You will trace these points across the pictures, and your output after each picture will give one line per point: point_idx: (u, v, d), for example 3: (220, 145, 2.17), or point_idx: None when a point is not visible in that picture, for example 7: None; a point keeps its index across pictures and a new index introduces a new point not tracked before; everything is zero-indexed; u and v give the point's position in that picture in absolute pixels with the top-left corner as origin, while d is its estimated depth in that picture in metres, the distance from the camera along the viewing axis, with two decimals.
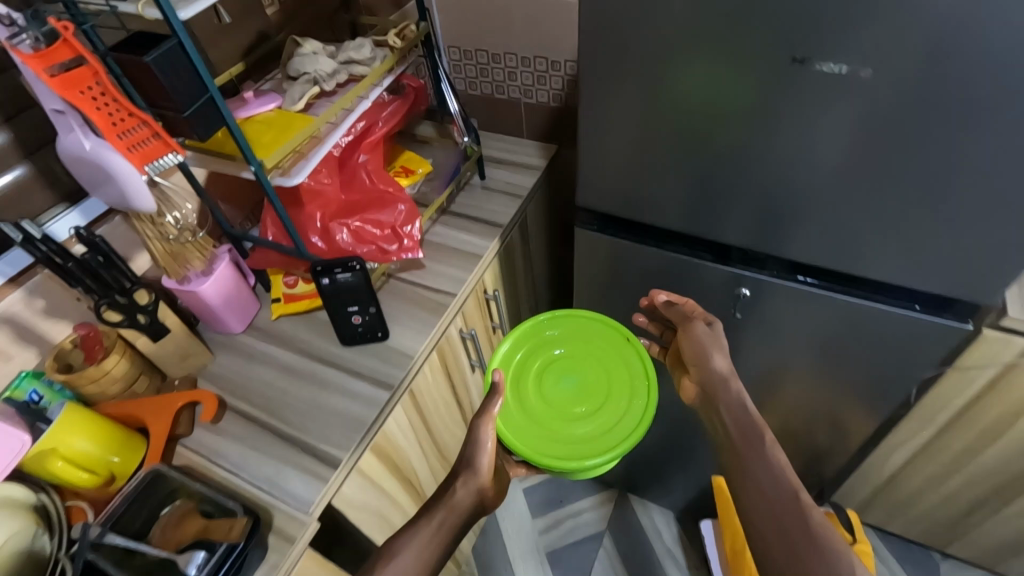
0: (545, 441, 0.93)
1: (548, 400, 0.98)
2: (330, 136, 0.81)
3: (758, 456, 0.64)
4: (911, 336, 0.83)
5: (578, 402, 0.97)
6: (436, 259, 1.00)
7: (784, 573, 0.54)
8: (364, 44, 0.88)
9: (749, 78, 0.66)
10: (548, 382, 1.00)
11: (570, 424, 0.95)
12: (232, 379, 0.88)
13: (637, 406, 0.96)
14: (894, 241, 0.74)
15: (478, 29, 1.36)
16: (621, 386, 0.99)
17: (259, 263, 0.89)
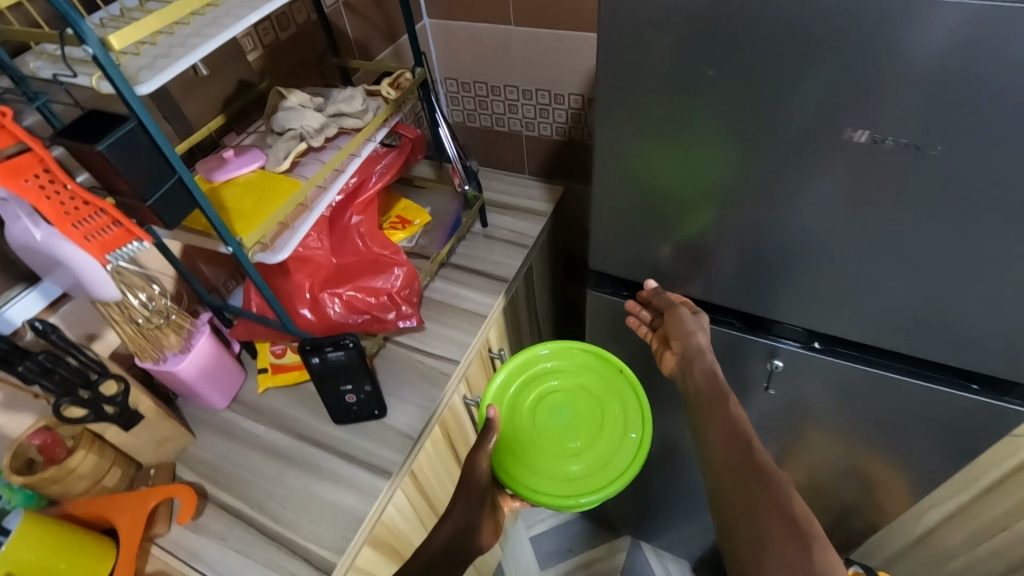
0: (532, 473, 0.84)
1: (540, 431, 0.88)
2: (318, 200, 0.74)
3: (724, 410, 0.68)
4: (963, 412, 0.76)
5: (572, 434, 0.88)
6: (436, 321, 0.92)
7: (733, 510, 0.59)
8: (355, 94, 0.80)
9: (792, 146, 0.58)
10: (542, 413, 0.90)
11: (562, 457, 0.86)
12: (215, 464, 0.80)
13: (633, 440, 0.87)
14: (950, 319, 0.66)
15: (477, 61, 1.29)
16: (616, 416, 0.90)
17: (243, 334, 0.81)
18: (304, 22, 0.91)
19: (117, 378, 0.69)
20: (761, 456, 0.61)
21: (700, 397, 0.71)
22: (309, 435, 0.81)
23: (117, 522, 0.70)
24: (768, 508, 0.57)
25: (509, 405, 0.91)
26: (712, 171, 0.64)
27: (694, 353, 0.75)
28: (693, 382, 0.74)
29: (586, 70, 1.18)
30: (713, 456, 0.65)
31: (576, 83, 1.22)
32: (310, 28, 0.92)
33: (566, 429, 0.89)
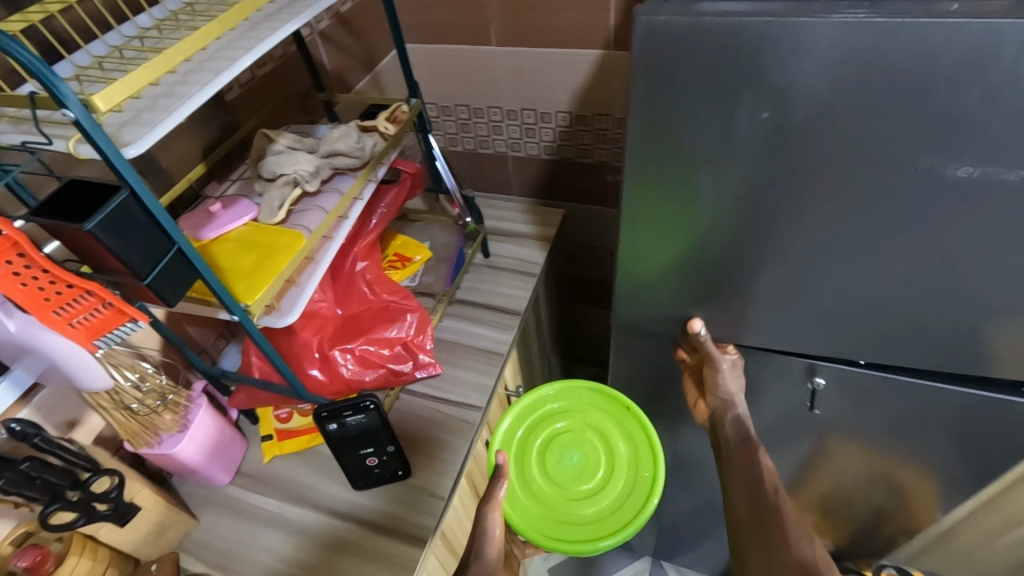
0: (548, 519, 0.79)
1: (551, 476, 0.82)
2: (323, 252, 0.68)
3: (752, 456, 0.69)
4: (1008, 415, 0.74)
5: (584, 475, 0.82)
6: (450, 363, 0.86)
7: (750, 547, 0.62)
8: (349, 131, 0.74)
9: (845, 181, 0.52)
10: (551, 457, 0.83)
11: (575, 500, 0.81)
12: (225, 549, 0.72)
13: (647, 477, 0.81)
14: None
15: (458, 84, 1.24)
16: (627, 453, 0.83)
17: (245, 403, 0.74)
18: (283, 56, 0.85)
19: (109, 471, 0.61)
20: (784, 506, 0.63)
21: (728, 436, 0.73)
22: (327, 507, 0.74)
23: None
24: (783, 554, 0.59)
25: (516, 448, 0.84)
26: (723, 218, 0.59)
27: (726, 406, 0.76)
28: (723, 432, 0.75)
29: (573, 87, 1.15)
30: (733, 496, 0.67)
31: (562, 100, 1.18)
32: (289, 62, 0.86)
33: (576, 470, 0.82)
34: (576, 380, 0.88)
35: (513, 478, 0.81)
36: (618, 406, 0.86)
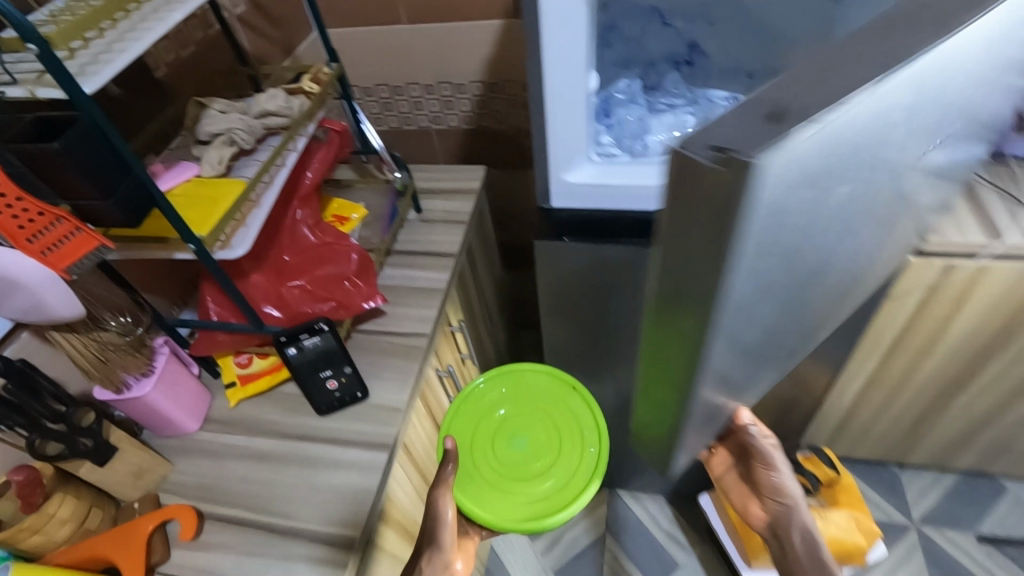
0: (501, 504, 0.83)
1: (500, 462, 0.87)
2: (264, 197, 0.75)
3: None
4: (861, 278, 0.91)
5: (532, 457, 0.88)
6: (396, 302, 0.95)
7: None
8: (277, 94, 0.82)
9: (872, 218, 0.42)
10: (500, 445, 0.89)
11: (526, 482, 0.85)
12: (203, 482, 0.77)
13: (592, 453, 0.87)
14: None
15: (376, 65, 1.33)
16: (572, 434, 0.90)
17: (205, 349, 0.80)
18: (205, 37, 0.92)
19: (88, 408, 0.69)
20: None
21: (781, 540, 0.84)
22: (294, 433, 0.80)
23: (119, 562, 0.66)
24: None
25: (468, 438, 0.90)
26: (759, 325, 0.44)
27: (785, 514, 0.84)
28: (793, 546, 0.82)
29: (481, 57, 1.27)
30: None
31: (473, 70, 1.29)
32: (212, 42, 0.93)
33: (525, 453, 0.88)
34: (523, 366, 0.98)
35: (465, 464, 0.87)
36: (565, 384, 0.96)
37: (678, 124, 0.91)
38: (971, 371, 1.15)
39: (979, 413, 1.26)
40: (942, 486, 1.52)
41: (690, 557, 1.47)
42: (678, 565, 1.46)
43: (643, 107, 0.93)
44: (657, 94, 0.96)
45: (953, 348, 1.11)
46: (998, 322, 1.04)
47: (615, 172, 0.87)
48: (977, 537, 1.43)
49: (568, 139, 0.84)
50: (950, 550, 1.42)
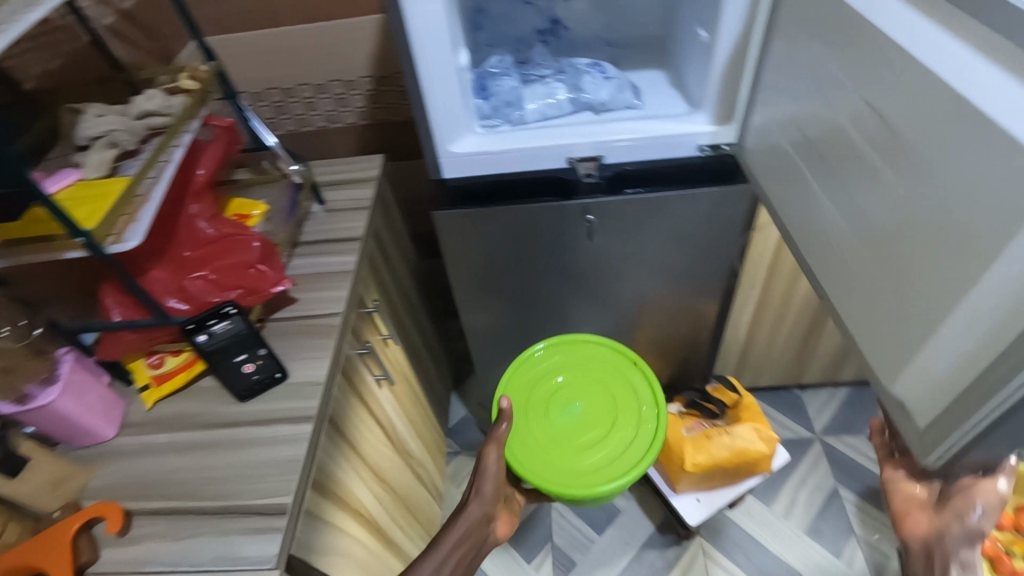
0: (551, 465, 0.97)
1: (556, 426, 1.02)
2: (153, 191, 0.76)
3: None
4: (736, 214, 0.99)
5: (585, 426, 1.02)
6: (307, 288, 0.98)
7: None
8: (155, 95, 0.84)
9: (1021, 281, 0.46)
10: (555, 411, 1.04)
11: (580, 448, 0.99)
12: (127, 482, 0.77)
13: (648, 428, 1.00)
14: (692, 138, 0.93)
15: (263, 69, 1.34)
16: (629, 408, 1.04)
17: (111, 351, 0.80)
18: (73, 49, 0.92)
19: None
20: None
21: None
22: (217, 421, 0.81)
23: (51, 571, 0.66)
24: None
25: (527, 401, 1.06)
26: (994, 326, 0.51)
27: None
28: None
29: (367, 53, 1.31)
30: None
31: (361, 66, 1.33)
32: (81, 52, 0.93)
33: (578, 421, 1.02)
34: (584, 337, 1.14)
35: (521, 421, 1.02)
36: (624, 359, 1.11)
37: (549, 92, 0.99)
38: None
39: None
40: (836, 400, 1.71)
41: (630, 501, 1.58)
42: (621, 510, 1.56)
43: (516, 78, 1.02)
44: (528, 67, 1.04)
45: None
46: None
47: (497, 140, 0.95)
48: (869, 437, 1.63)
49: (448, 112, 0.91)
50: (849, 453, 1.61)
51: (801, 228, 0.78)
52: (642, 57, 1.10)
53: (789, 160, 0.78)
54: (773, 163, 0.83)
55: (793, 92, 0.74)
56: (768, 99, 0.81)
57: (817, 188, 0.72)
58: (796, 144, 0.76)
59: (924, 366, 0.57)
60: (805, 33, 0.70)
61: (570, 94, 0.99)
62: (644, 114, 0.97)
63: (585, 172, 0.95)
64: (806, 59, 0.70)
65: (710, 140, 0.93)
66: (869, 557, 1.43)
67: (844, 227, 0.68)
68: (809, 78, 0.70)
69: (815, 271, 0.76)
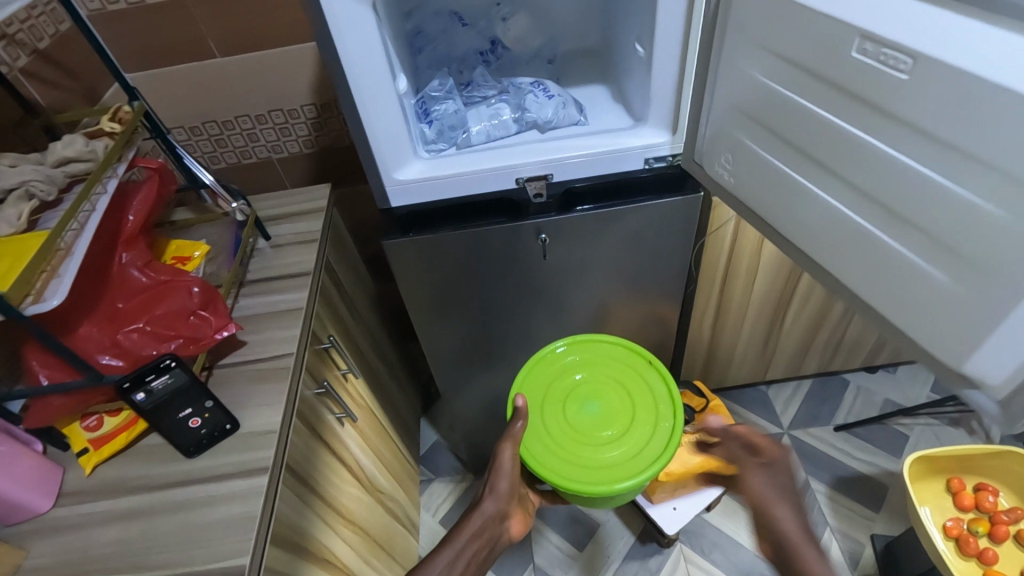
0: (567, 463, 0.96)
1: (572, 424, 1.00)
2: (78, 243, 0.71)
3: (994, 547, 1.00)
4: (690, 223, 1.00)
5: (602, 424, 1.00)
6: (256, 330, 0.94)
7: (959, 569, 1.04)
8: (74, 139, 0.78)
9: None
10: (571, 409, 1.03)
11: (597, 446, 0.98)
12: (65, 559, 0.71)
13: (665, 428, 0.99)
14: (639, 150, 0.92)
15: (198, 102, 1.29)
16: (645, 407, 1.02)
17: (40, 419, 0.74)
18: None
19: None
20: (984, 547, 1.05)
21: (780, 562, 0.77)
22: (162, 483, 0.76)
23: None
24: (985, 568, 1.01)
25: (542, 399, 1.04)
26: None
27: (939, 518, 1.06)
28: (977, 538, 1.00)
29: (307, 81, 1.28)
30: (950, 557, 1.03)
31: (301, 94, 1.30)
32: None
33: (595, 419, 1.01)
34: (598, 337, 1.12)
35: (536, 420, 1.01)
36: (639, 359, 1.09)
37: (494, 113, 0.99)
38: (791, 286, 1.35)
39: (807, 320, 1.48)
40: (800, 393, 1.75)
41: (608, 514, 1.56)
42: (599, 524, 1.55)
43: (459, 100, 1.00)
44: (470, 89, 1.02)
45: (771, 270, 1.30)
46: None
47: (443, 164, 0.93)
48: (834, 428, 1.66)
49: (391, 139, 0.88)
50: (816, 444, 1.64)
51: (793, 228, 0.75)
52: (585, 72, 1.10)
53: (764, 165, 0.76)
54: (741, 169, 0.81)
55: (759, 97, 0.73)
56: (724, 109, 0.80)
57: (810, 186, 0.70)
58: (772, 147, 0.74)
59: (997, 349, 0.55)
60: (761, 41, 0.69)
61: (515, 113, 0.99)
62: (590, 130, 0.97)
63: (535, 191, 0.94)
64: (771, 64, 0.69)
65: (660, 152, 0.93)
66: (845, 546, 1.46)
67: (855, 219, 0.66)
68: (780, 82, 0.69)
69: (824, 268, 0.73)
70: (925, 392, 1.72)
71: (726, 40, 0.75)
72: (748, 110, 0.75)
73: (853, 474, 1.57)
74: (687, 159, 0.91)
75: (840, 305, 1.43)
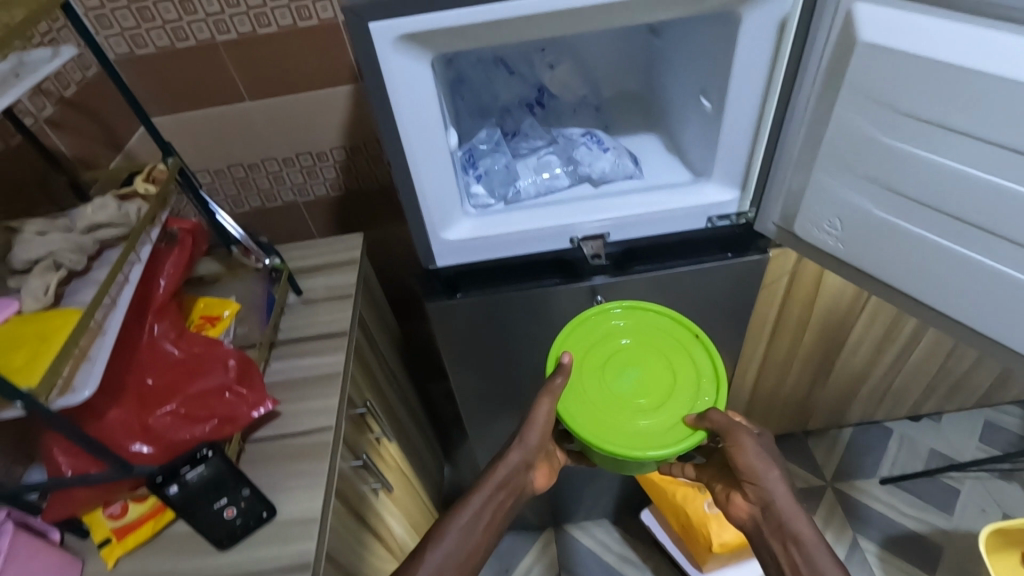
0: (600, 426, 0.77)
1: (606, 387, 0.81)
2: (110, 320, 0.65)
3: None
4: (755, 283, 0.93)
5: (641, 391, 0.81)
6: (290, 399, 0.87)
7: None
8: (105, 202, 0.73)
9: None
10: (606, 371, 0.83)
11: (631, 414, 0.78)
12: None
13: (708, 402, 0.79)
14: (702, 210, 0.86)
15: (224, 145, 1.24)
16: (689, 379, 0.82)
17: (61, 513, 0.68)
18: (6, 150, 0.81)
19: None
20: None
21: (781, 530, 0.74)
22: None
23: None
24: None
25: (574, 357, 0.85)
26: None
27: None
28: None
29: (338, 124, 1.23)
30: None
31: (331, 137, 1.25)
32: (19, 152, 0.83)
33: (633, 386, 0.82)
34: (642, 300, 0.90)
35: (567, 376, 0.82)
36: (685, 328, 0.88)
37: (543, 165, 0.94)
38: (842, 337, 1.29)
39: (855, 370, 1.41)
40: (841, 442, 1.67)
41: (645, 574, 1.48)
42: None
43: (507, 153, 0.95)
44: (517, 139, 0.98)
45: (821, 321, 1.24)
46: (851, 294, 1.18)
47: (493, 222, 0.87)
48: (880, 480, 1.58)
49: (441, 198, 0.82)
50: (861, 498, 1.56)
51: (895, 275, 0.70)
52: (634, 118, 1.04)
53: (873, 225, 0.69)
54: (859, 237, 0.71)
55: (889, 161, 0.64)
56: (828, 173, 0.71)
57: (924, 234, 0.65)
58: (883, 203, 0.67)
59: None
60: (895, 104, 0.61)
61: (565, 166, 0.94)
62: (646, 184, 0.91)
63: (592, 252, 0.89)
64: (906, 127, 0.61)
65: (723, 211, 0.87)
66: None
67: (977, 258, 0.62)
68: (915, 144, 0.61)
69: (949, 316, 0.68)
70: (973, 443, 1.64)
71: (819, 100, 0.69)
72: (843, 171, 0.69)
73: (903, 531, 1.49)
74: (780, 235, 0.82)
75: (891, 355, 1.36)
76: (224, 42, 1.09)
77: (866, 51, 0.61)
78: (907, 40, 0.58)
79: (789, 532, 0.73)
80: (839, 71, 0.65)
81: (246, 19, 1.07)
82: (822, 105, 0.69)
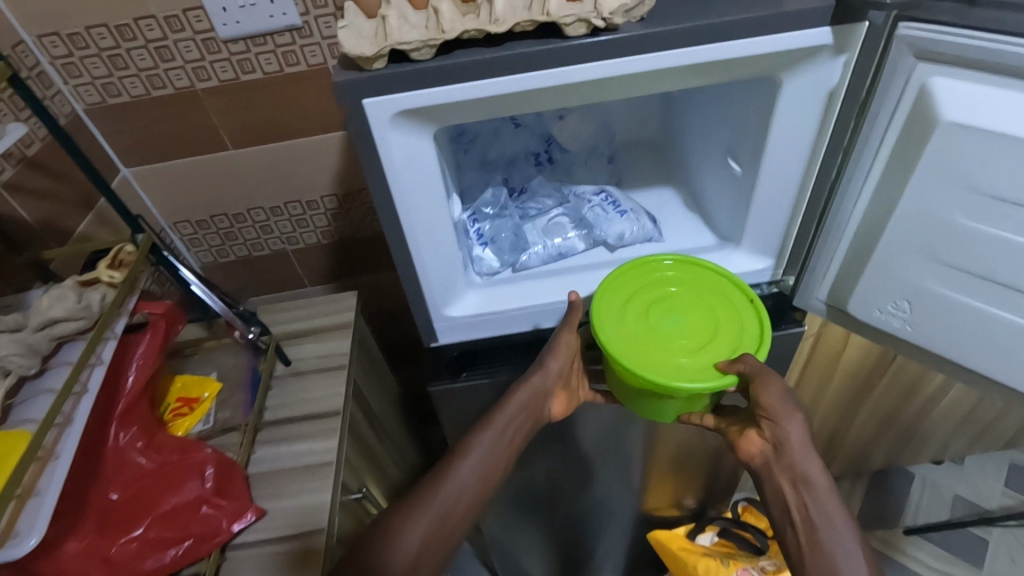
0: (634, 352, 0.67)
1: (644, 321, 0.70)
2: (64, 442, 0.56)
3: None
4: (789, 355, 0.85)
5: (682, 332, 0.70)
6: (277, 494, 0.78)
7: None
8: (63, 293, 0.63)
9: None
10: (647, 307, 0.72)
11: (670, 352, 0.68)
12: None
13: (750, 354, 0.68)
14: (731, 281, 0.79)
15: (206, 195, 1.16)
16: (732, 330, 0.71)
17: None
18: None
19: None
20: None
21: (790, 469, 0.64)
22: None
23: None
24: None
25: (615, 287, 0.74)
26: None
27: None
28: None
29: (330, 172, 1.15)
30: None
31: (322, 185, 1.17)
32: None
33: (674, 326, 0.71)
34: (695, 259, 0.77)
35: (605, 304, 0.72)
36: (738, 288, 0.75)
37: (555, 227, 0.86)
38: (868, 385, 1.22)
39: (879, 419, 1.33)
40: (861, 488, 1.59)
41: None
42: None
43: (515, 215, 0.87)
44: (524, 198, 0.89)
45: (850, 367, 1.18)
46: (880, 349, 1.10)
47: (501, 296, 0.80)
48: (905, 531, 1.50)
49: (444, 275, 0.74)
50: (885, 550, 1.48)
51: (998, 366, 0.61)
52: (650, 170, 0.96)
53: (961, 314, 0.60)
54: (939, 324, 0.63)
55: (979, 249, 0.56)
56: (900, 256, 0.62)
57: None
58: (977, 291, 0.58)
59: None
60: (989, 188, 0.53)
61: (580, 230, 0.86)
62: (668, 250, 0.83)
63: None
64: (1005, 215, 0.53)
65: (755, 280, 0.79)
66: None
67: None
68: (1015, 231, 0.53)
69: None
70: (999, 487, 1.56)
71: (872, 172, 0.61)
72: (913, 255, 0.61)
73: None
74: (833, 314, 0.74)
75: (919, 405, 1.29)
76: (205, 89, 1.01)
77: (952, 130, 0.52)
78: (1002, 120, 0.50)
79: (797, 472, 0.64)
80: (907, 149, 0.57)
81: (229, 65, 0.98)
82: (881, 181, 0.61)
